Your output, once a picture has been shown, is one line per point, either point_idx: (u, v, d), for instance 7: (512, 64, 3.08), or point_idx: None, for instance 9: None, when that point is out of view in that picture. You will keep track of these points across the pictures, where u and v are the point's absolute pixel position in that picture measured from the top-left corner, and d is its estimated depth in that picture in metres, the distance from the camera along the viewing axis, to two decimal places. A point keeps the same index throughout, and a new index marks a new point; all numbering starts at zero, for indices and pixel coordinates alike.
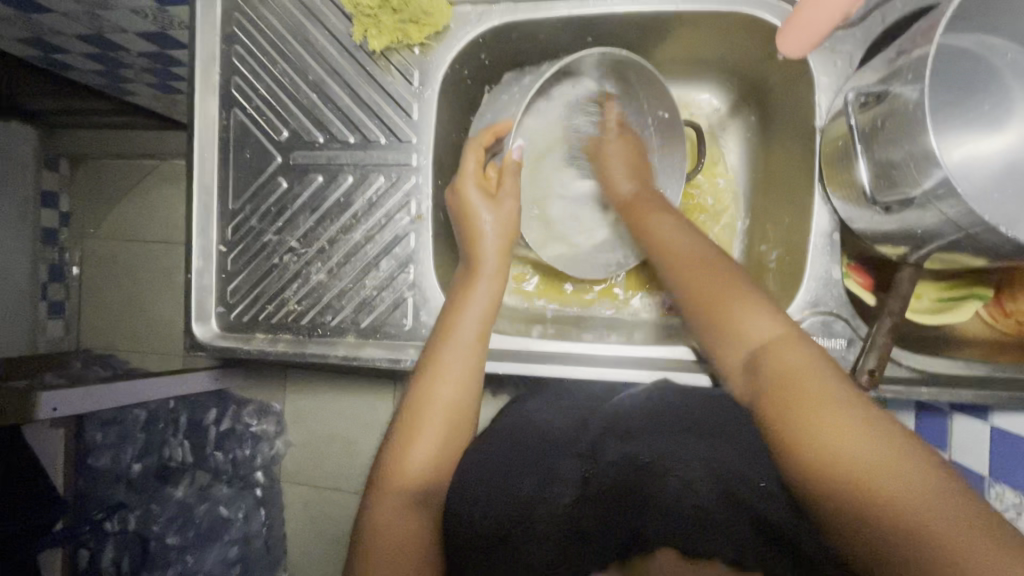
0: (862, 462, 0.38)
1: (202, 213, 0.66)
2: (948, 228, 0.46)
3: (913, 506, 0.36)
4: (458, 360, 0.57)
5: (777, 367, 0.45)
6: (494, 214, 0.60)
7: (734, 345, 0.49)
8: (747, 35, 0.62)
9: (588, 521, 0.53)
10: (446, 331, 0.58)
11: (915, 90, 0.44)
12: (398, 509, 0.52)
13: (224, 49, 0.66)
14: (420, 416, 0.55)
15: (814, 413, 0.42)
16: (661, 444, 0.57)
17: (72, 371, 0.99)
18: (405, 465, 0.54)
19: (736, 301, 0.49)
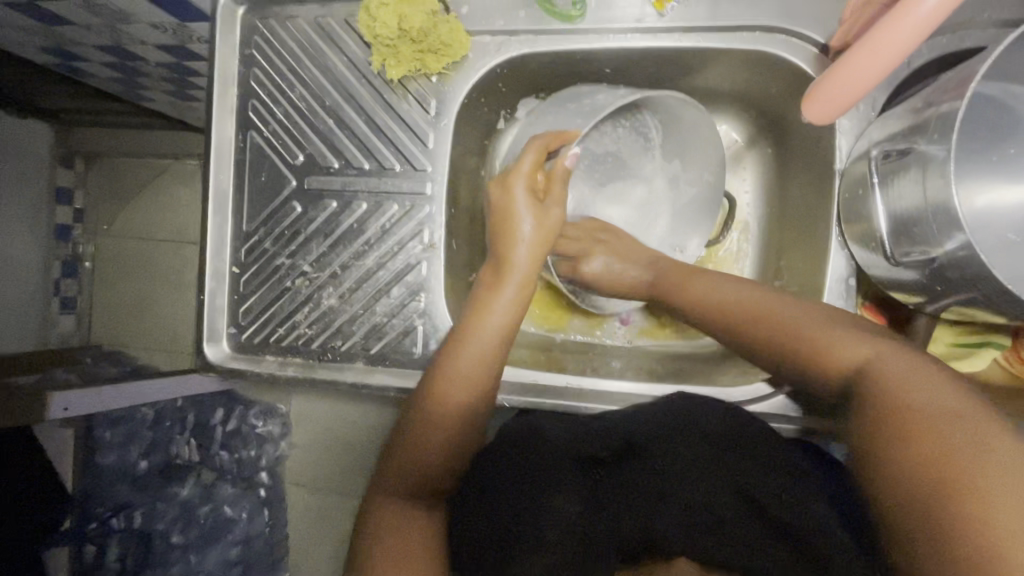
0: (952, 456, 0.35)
1: (216, 234, 0.66)
2: (967, 288, 0.45)
3: (998, 499, 0.32)
4: (469, 363, 0.58)
5: (887, 374, 0.43)
6: (533, 221, 0.61)
7: (829, 364, 0.47)
8: (768, 71, 0.62)
9: (600, 531, 0.51)
10: (464, 332, 0.59)
11: (941, 150, 0.43)
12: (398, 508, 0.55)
13: (242, 73, 0.66)
14: (432, 417, 0.57)
15: (900, 411, 0.39)
16: (670, 448, 0.54)
17: (84, 369, 1.01)
18: (423, 456, 0.57)
19: (827, 327, 0.49)
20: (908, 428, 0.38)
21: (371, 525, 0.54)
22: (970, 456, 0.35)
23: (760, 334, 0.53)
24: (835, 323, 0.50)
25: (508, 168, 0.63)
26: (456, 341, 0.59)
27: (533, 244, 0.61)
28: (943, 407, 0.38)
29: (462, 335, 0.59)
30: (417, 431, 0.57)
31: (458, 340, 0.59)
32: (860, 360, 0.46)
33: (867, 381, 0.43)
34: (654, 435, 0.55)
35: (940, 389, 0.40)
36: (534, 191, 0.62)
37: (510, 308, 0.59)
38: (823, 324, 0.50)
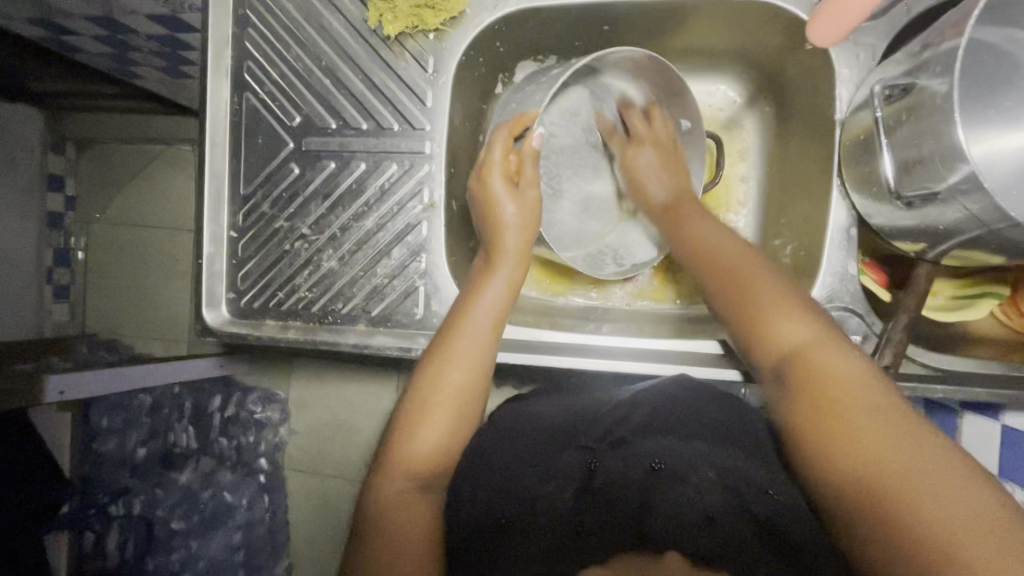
0: (900, 489, 0.37)
1: (213, 199, 0.66)
2: (969, 224, 0.45)
3: (932, 504, 0.35)
4: (470, 348, 0.56)
5: (814, 366, 0.44)
6: (516, 205, 0.61)
7: (774, 342, 0.47)
8: (768, 25, 0.61)
9: (589, 515, 0.61)
10: (462, 312, 0.58)
11: (943, 83, 0.43)
12: (404, 490, 0.52)
13: (236, 32, 0.65)
14: (434, 394, 0.54)
15: (832, 409, 0.42)
16: (664, 445, 0.62)
17: (79, 355, 0.99)
18: (422, 444, 0.53)
19: (773, 304, 0.49)
20: (844, 453, 0.40)
21: (372, 515, 0.51)
22: (907, 475, 0.37)
23: (735, 318, 0.51)
24: (779, 297, 0.49)
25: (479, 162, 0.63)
26: (450, 331, 0.57)
27: (522, 227, 0.61)
28: (885, 411, 0.40)
29: (455, 327, 0.57)
30: (407, 418, 0.54)
31: (450, 332, 0.57)
32: (804, 340, 0.46)
33: (794, 367, 0.45)
34: (658, 434, 0.63)
35: (871, 392, 0.42)
36: (510, 177, 0.62)
37: (506, 288, 0.59)
38: (776, 292, 0.50)
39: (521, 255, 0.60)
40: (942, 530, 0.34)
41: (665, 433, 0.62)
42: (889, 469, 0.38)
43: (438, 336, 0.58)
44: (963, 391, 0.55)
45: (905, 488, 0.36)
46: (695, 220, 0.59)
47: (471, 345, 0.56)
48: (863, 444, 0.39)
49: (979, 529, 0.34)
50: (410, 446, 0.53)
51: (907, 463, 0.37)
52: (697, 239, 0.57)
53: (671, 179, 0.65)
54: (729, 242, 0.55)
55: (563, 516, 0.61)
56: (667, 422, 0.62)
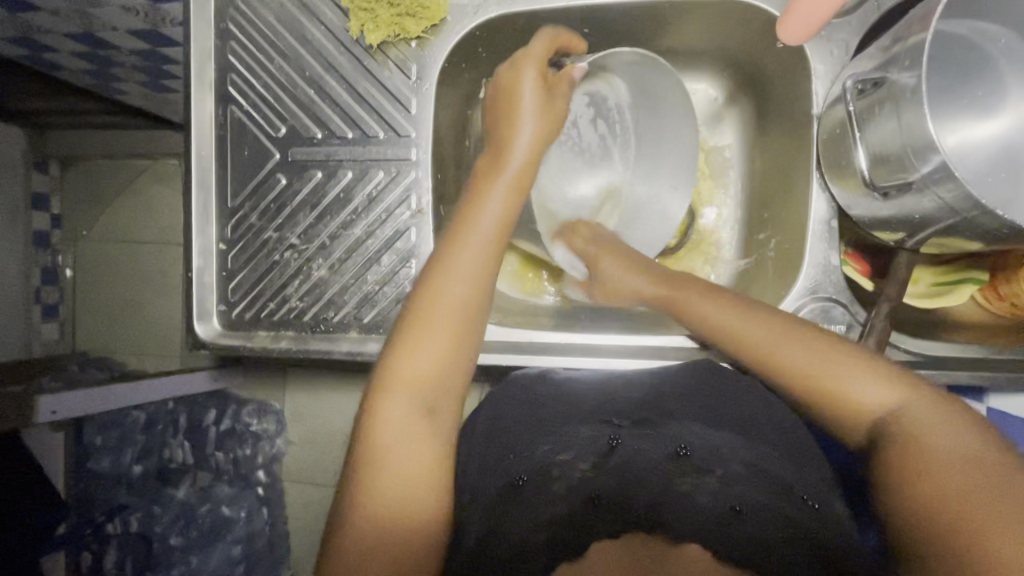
0: (961, 508, 0.37)
1: (201, 212, 0.66)
2: (944, 213, 0.47)
3: (979, 509, 0.37)
4: (472, 258, 0.52)
5: (912, 427, 0.43)
6: (538, 116, 0.56)
7: (856, 416, 0.47)
8: (743, 24, 0.63)
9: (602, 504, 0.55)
10: (465, 224, 0.53)
11: (912, 76, 0.45)
12: (394, 410, 0.48)
13: (218, 45, 0.65)
14: (430, 310, 0.51)
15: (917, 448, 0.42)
16: (692, 427, 0.57)
17: (70, 374, 0.99)
18: (413, 369, 0.49)
19: (829, 354, 0.49)
20: (917, 479, 0.40)
21: (364, 437, 0.48)
22: (968, 506, 0.37)
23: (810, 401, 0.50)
24: (813, 341, 0.51)
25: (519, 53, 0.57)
26: (451, 238, 0.53)
27: (532, 153, 0.55)
28: (962, 458, 0.39)
29: (455, 235, 0.53)
30: (398, 342, 0.50)
31: (452, 240, 0.53)
32: (886, 406, 0.46)
33: (894, 429, 0.44)
34: (680, 413, 0.58)
35: (964, 433, 0.41)
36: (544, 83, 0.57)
37: (507, 194, 0.54)
38: (762, 325, 0.53)
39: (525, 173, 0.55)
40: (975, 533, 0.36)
41: (705, 418, 0.58)
42: (972, 502, 0.37)
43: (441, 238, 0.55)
44: (943, 374, 0.58)
45: (961, 510, 0.37)
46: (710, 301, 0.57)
47: (469, 255, 0.52)
48: (931, 481, 0.39)
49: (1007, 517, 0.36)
50: (410, 359, 0.49)
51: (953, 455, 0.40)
52: (715, 320, 0.55)
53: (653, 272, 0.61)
54: (724, 322, 0.55)
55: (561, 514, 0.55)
56: (683, 399, 0.59)
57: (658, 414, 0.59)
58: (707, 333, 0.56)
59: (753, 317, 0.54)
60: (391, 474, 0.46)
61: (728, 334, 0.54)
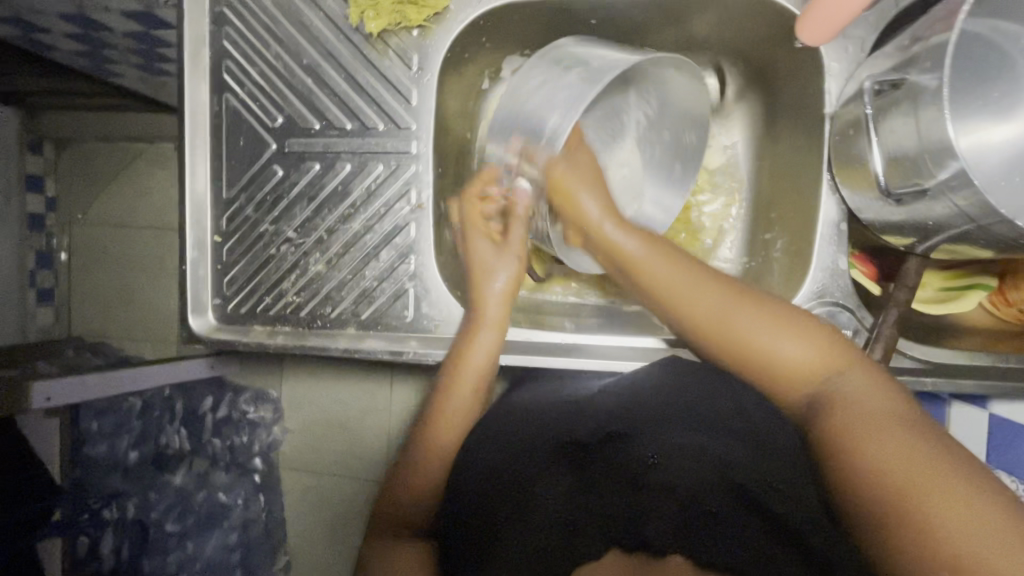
0: (889, 473, 0.37)
1: (195, 202, 0.64)
2: (958, 220, 0.46)
3: (901, 473, 0.36)
4: (513, 262, 0.61)
5: (840, 396, 0.43)
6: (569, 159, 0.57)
7: (787, 382, 0.46)
8: (755, 18, 0.61)
9: (585, 521, 0.54)
10: (501, 236, 0.63)
11: (934, 78, 0.43)
12: (457, 388, 0.57)
13: (213, 31, 0.63)
14: (484, 303, 0.60)
15: (852, 418, 0.41)
16: (676, 437, 0.55)
17: (65, 359, 0.99)
18: (473, 357, 0.58)
19: (767, 325, 0.48)
20: (855, 451, 0.39)
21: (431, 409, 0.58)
22: (903, 491, 0.36)
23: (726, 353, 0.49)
24: (777, 316, 0.48)
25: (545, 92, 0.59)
26: (493, 244, 0.62)
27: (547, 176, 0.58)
28: (882, 417, 0.40)
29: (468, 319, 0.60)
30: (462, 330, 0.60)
31: (496, 249, 0.62)
32: (810, 367, 0.45)
33: (828, 403, 0.43)
34: (672, 421, 0.56)
35: (891, 403, 0.41)
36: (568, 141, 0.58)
37: (508, 284, 0.60)
38: (766, 316, 0.49)
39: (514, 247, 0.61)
40: (914, 505, 0.35)
41: (690, 423, 0.56)
42: (884, 470, 0.37)
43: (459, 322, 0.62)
44: (949, 382, 0.57)
45: (906, 483, 0.36)
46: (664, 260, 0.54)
47: (511, 261, 0.61)
48: (864, 450, 0.38)
49: (946, 487, 0.35)
50: (436, 419, 0.57)
51: (881, 434, 0.39)
52: (666, 277, 0.52)
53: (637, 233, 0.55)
54: (682, 283, 0.52)
55: (557, 519, 0.53)
56: (666, 410, 0.57)
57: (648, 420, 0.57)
58: (682, 320, 0.52)
59: (742, 298, 0.50)
60: (439, 453, 0.55)
61: (688, 314, 0.51)
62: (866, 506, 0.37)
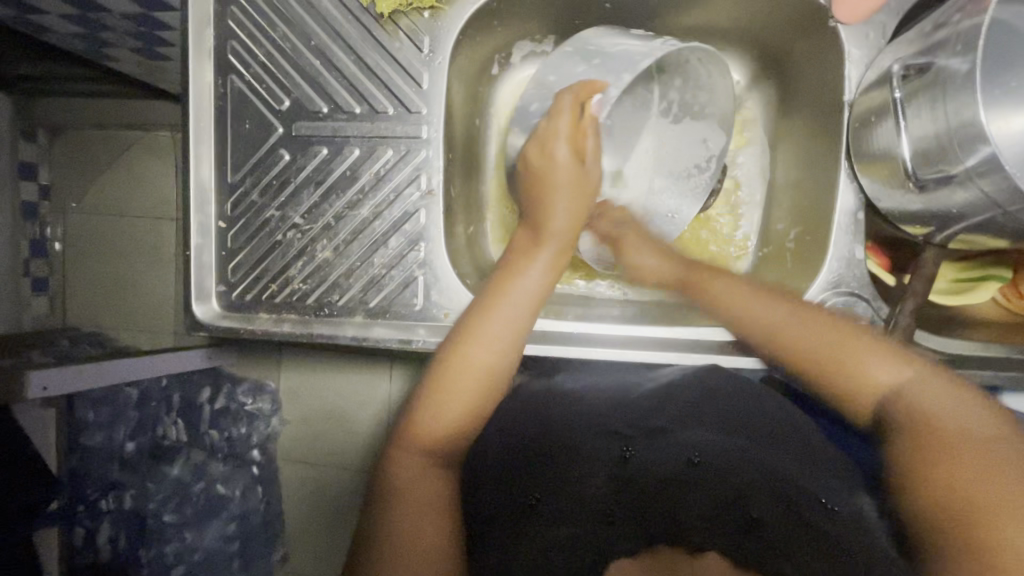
0: (975, 501, 0.40)
1: (199, 186, 0.63)
2: (983, 207, 0.45)
3: (983, 493, 0.40)
4: (563, 216, 0.58)
5: (916, 408, 0.47)
6: (569, 178, 0.57)
7: (863, 397, 0.50)
8: (772, 5, 0.60)
9: (622, 508, 0.58)
10: (544, 184, 0.58)
11: (964, 63, 0.42)
12: (490, 345, 0.54)
13: (218, 10, 0.62)
14: (524, 257, 0.58)
15: (927, 428, 0.45)
16: (699, 434, 0.60)
17: (62, 349, 0.97)
18: (503, 316, 0.55)
19: (844, 342, 0.52)
20: (949, 470, 0.42)
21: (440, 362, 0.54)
22: (979, 495, 0.40)
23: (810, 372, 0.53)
24: (835, 327, 0.53)
25: (544, 124, 0.58)
26: (538, 196, 0.58)
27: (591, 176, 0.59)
28: (982, 438, 0.43)
29: (523, 247, 0.59)
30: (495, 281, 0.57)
31: (538, 200, 0.58)
32: (891, 381, 0.49)
33: (896, 407, 0.48)
34: (696, 424, 0.61)
35: (974, 410, 0.45)
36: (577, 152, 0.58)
37: (571, 213, 0.58)
38: (822, 325, 0.54)
39: (589, 181, 0.59)
40: (986, 527, 0.38)
41: (720, 424, 0.60)
42: (972, 495, 0.40)
43: (516, 243, 0.60)
44: (966, 374, 0.56)
45: (979, 502, 0.39)
46: (724, 284, 0.59)
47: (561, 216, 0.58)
48: (948, 465, 0.42)
49: (1021, 509, 0.38)
50: (473, 343, 0.54)
51: (966, 425, 0.44)
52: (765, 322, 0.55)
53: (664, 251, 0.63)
54: (743, 295, 0.58)
55: (594, 506, 0.58)
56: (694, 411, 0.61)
57: (671, 421, 0.61)
58: (733, 325, 0.57)
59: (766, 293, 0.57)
60: (451, 427, 0.53)
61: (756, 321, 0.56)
62: (936, 508, 0.41)
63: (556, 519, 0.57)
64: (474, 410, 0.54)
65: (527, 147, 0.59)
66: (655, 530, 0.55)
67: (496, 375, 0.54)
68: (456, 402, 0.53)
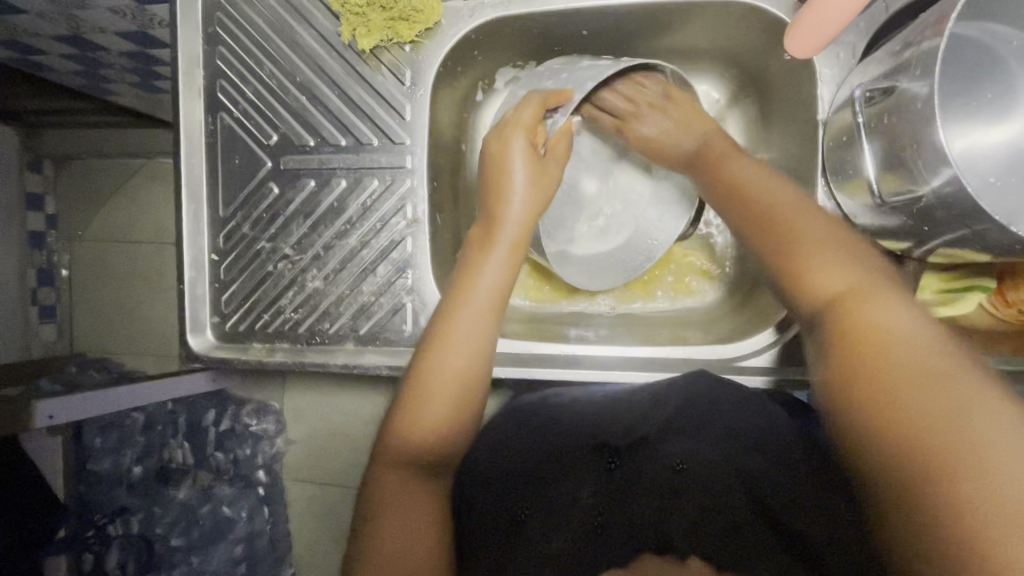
0: (934, 434, 0.35)
1: (192, 222, 0.64)
2: (953, 226, 0.46)
3: (994, 456, 0.34)
4: (519, 209, 0.56)
5: (866, 326, 0.42)
6: (525, 171, 0.56)
7: (818, 283, 0.46)
8: (745, 26, 0.61)
9: (609, 516, 0.59)
10: (498, 185, 0.57)
11: (924, 85, 0.43)
12: (452, 355, 0.53)
13: (207, 51, 0.64)
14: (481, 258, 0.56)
15: (893, 383, 0.38)
16: (689, 445, 0.62)
17: (69, 376, 0.99)
18: (462, 323, 0.54)
19: (812, 246, 0.48)
20: (917, 432, 0.36)
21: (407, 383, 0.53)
22: (950, 457, 0.35)
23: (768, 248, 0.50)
24: (834, 241, 0.48)
25: (507, 118, 0.58)
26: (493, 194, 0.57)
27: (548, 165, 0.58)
28: (925, 384, 0.37)
29: (480, 244, 0.56)
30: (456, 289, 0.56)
31: (493, 199, 0.57)
32: (912, 322, 0.41)
33: (844, 321, 0.43)
34: (683, 436, 0.63)
35: (951, 365, 0.38)
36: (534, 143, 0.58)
37: (528, 206, 0.56)
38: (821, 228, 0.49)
39: (548, 172, 0.58)
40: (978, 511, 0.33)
41: (696, 433, 0.63)
42: (978, 466, 0.34)
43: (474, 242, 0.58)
44: None
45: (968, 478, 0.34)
46: (735, 163, 0.56)
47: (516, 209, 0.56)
48: (901, 421, 0.37)
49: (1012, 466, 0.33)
50: (438, 355, 0.53)
51: (908, 369, 0.38)
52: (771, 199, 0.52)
53: (688, 125, 0.61)
54: (776, 193, 0.52)
55: (580, 514, 0.60)
56: (675, 421, 0.62)
57: (653, 433, 0.63)
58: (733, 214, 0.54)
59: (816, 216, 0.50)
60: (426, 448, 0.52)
61: (762, 220, 0.51)
62: (924, 485, 0.35)
63: (546, 530, 0.58)
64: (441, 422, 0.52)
65: (487, 140, 0.58)
66: (648, 532, 0.57)
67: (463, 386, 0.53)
68: (423, 417, 0.52)
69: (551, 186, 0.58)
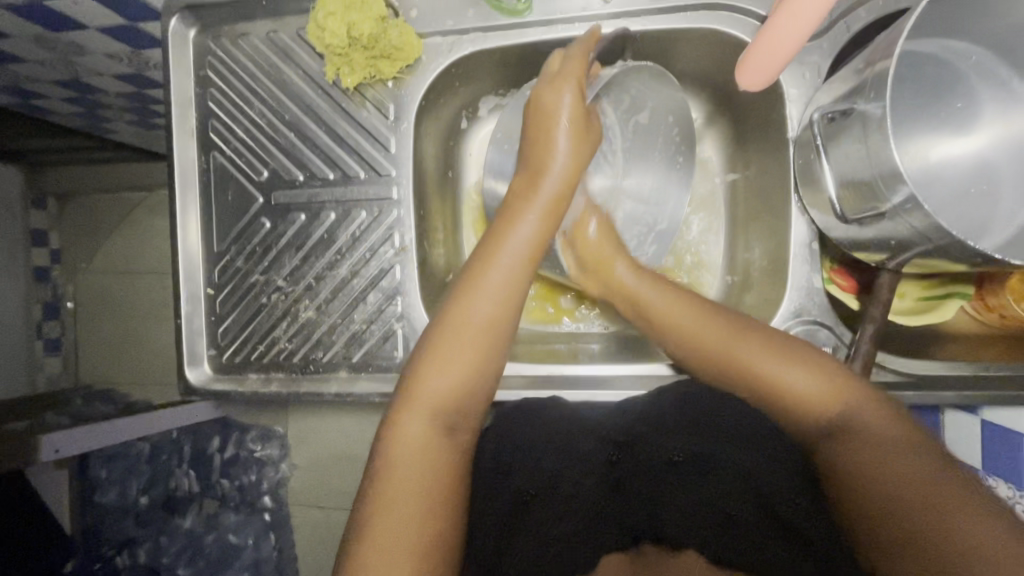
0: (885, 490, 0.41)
1: (187, 258, 0.66)
2: (918, 238, 0.47)
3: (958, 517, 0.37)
4: (563, 158, 0.55)
5: (859, 426, 0.45)
6: (570, 106, 0.55)
7: (799, 413, 0.49)
8: (715, 49, 0.63)
9: (615, 507, 0.58)
10: (539, 130, 0.56)
11: (877, 107, 0.45)
12: (488, 298, 0.52)
13: (199, 93, 0.66)
14: (522, 202, 0.55)
15: (881, 458, 0.43)
16: (688, 442, 0.57)
17: (75, 408, 1.01)
18: (500, 267, 0.52)
19: (762, 349, 0.52)
20: (897, 482, 0.41)
21: (438, 329, 0.52)
22: (932, 501, 0.39)
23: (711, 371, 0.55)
24: (782, 348, 0.52)
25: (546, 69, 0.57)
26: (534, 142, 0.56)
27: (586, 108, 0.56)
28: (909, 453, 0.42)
29: (521, 199, 0.55)
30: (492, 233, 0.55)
31: (534, 143, 0.56)
32: (822, 397, 0.48)
33: (843, 444, 0.45)
34: (677, 428, 0.57)
35: (898, 429, 0.44)
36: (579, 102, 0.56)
37: (572, 160, 0.56)
38: (776, 350, 0.52)
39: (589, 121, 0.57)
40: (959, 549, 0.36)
41: (693, 424, 0.57)
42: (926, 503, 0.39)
43: (510, 193, 0.56)
44: (934, 395, 0.57)
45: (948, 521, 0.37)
46: (655, 288, 0.60)
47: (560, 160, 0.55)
48: (887, 478, 0.41)
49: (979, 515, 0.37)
50: (466, 302, 0.52)
51: (887, 433, 0.44)
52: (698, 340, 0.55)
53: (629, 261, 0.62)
54: (681, 314, 0.57)
55: (586, 502, 0.58)
56: (685, 416, 0.58)
57: (647, 430, 0.58)
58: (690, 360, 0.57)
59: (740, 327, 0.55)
60: (443, 393, 0.50)
61: (694, 346, 0.56)
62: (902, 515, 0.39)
63: (550, 514, 0.56)
64: (468, 366, 0.51)
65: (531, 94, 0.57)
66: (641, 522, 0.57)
67: (492, 329, 0.52)
68: (451, 361, 0.50)
69: (590, 136, 0.57)
